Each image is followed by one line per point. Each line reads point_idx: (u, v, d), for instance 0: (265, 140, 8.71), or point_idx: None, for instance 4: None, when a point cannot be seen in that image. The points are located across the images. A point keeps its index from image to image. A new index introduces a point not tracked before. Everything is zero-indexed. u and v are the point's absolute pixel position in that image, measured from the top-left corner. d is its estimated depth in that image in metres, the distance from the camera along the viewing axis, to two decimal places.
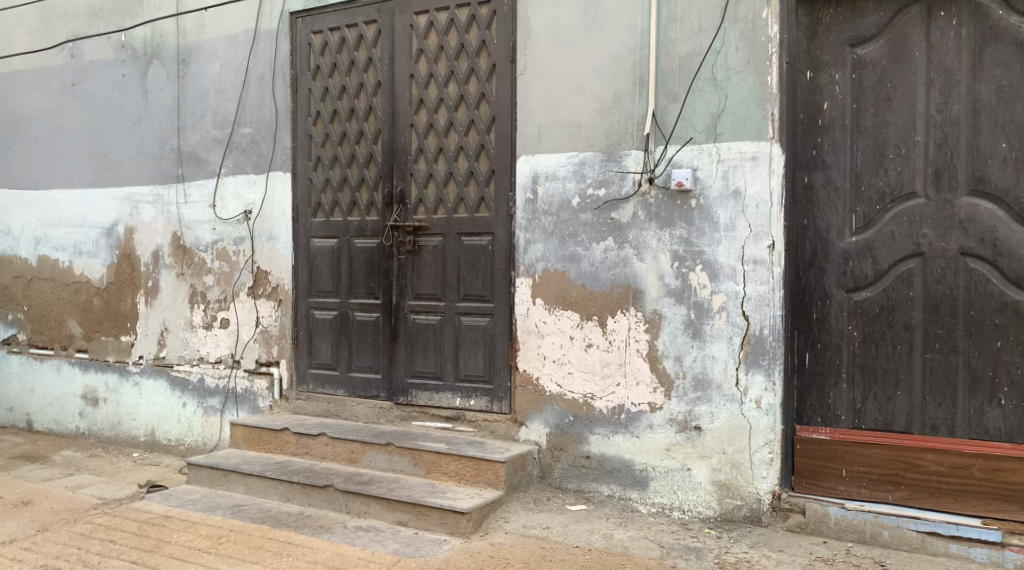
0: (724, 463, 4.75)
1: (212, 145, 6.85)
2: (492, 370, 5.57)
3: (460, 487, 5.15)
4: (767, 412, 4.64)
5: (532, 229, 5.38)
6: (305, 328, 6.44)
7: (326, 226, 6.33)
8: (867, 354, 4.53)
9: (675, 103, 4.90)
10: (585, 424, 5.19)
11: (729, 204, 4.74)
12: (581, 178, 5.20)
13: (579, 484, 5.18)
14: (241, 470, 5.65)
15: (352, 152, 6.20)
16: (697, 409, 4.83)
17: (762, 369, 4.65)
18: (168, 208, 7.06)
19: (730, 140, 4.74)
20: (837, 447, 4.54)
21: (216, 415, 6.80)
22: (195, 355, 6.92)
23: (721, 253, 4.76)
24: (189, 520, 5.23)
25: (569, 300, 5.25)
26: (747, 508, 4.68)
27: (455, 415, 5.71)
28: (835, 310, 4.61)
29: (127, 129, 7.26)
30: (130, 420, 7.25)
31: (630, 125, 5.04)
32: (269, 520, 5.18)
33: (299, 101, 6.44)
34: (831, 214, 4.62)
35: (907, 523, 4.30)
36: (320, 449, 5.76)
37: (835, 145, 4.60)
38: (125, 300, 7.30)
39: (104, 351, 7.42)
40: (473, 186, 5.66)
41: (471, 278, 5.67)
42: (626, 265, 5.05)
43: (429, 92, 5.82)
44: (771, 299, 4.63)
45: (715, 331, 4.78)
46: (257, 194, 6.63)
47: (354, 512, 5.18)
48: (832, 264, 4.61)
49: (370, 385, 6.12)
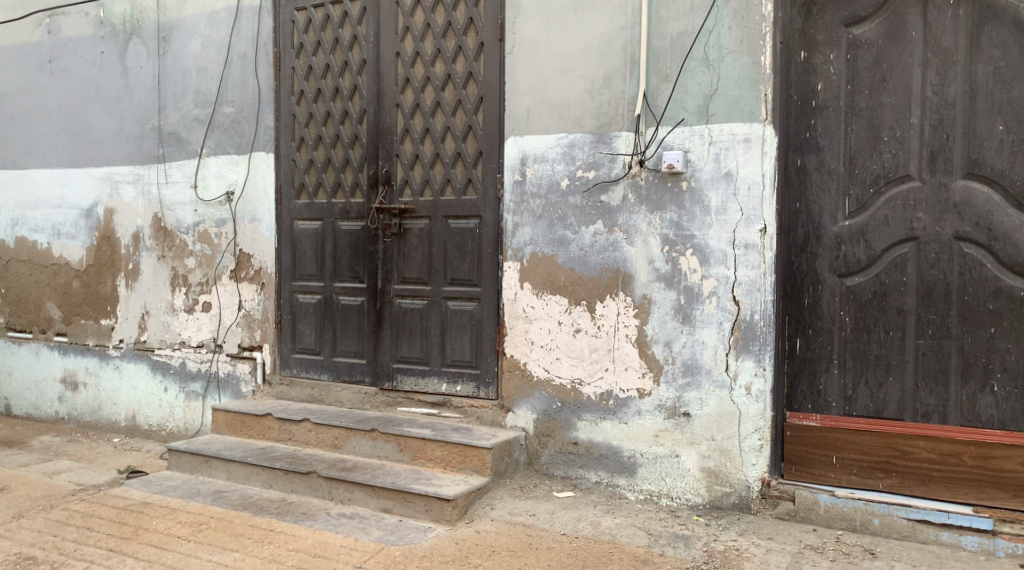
0: (712, 450, 4.69)
1: (193, 124, 6.70)
2: (479, 355, 5.49)
3: (446, 474, 5.07)
4: (757, 399, 4.58)
5: (520, 211, 5.29)
6: (289, 312, 6.33)
7: (310, 208, 6.21)
8: (859, 340, 4.46)
9: (666, 83, 4.81)
10: (573, 410, 5.11)
11: (720, 186, 4.65)
12: (570, 160, 5.10)
13: (566, 470, 5.11)
14: (222, 456, 5.55)
15: (336, 132, 6.08)
16: (686, 395, 4.76)
17: (753, 355, 4.59)
18: (149, 188, 6.92)
19: (722, 122, 4.65)
20: (828, 434, 4.49)
21: (198, 400, 6.69)
22: (176, 339, 6.80)
23: (712, 237, 4.68)
24: (168, 507, 5.13)
25: (557, 284, 5.16)
26: (736, 495, 4.62)
27: (441, 401, 5.63)
28: (827, 295, 4.53)
29: (107, 107, 7.10)
30: (110, 405, 7.13)
31: (620, 106, 4.94)
32: (250, 507, 5.08)
33: (283, 80, 6.30)
34: (824, 198, 4.54)
35: (898, 511, 4.26)
36: (304, 435, 5.66)
37: (829, 127, 4.52)
38: (104, 282, 7.17)
39: (84, 334, 7.29)
40: (460, 168, 5.56)
41: (458, 261, 5.57)
42: (616, 249, 4.96)
43: (415, 71, 5.70)
44: (762, 283, 4.55)
45: (705, 316, 4.70)
46: (239, 174, 6.50)
47: (337, 498, 5.10)
48: (825, 248, 4.54)
49: (354, 369, 6.02)
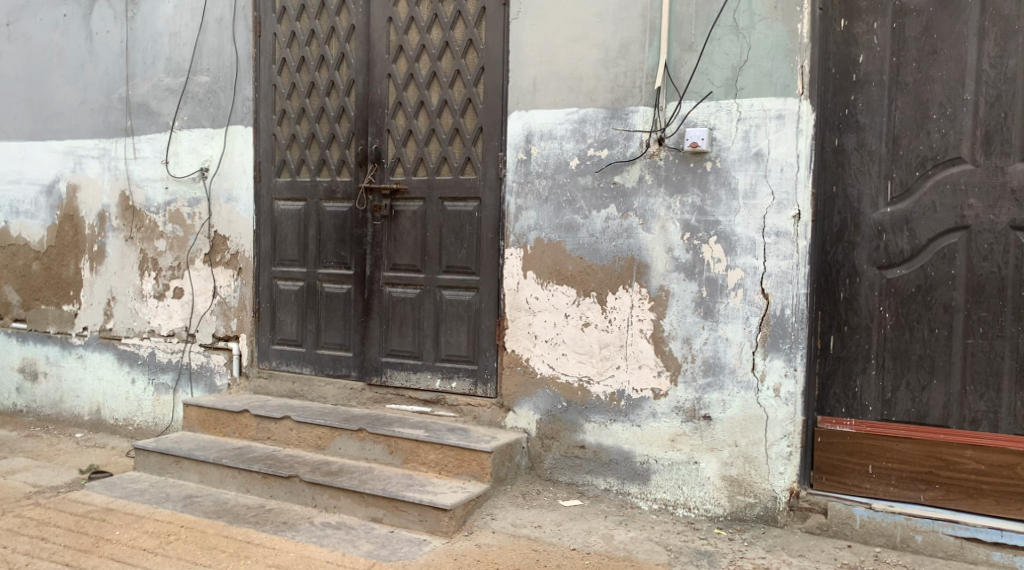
0: (735, 457, 4.28)
1: (164, 94, 6.17)
2: (477, 349, 5.05)
3: (441, 479, 4.63)
4: (786, 402, 4.18)
5: (524, 193, 4.83)
6: (268, 300, 5.84)
7: (292, 187, 5.72)
8: (900, 339, 4.07)
9: (690, 53, 4.37)
10: (581, 411, 4.69)
11: (749, 167, 4.23)
12: (581, 138, 4.66)
13: (572, 476, 4.69)
14: (195, 456, 5.07)
15: (322, 105, 5.58)
16: (706, 396, 4.35)
17: (783, 353, 4.18)
18: (116, 163, 6.38)
19: (752, 96, 4.23)
20: (862, 441, 4.10)
21: (168, 394, 6.19)
22: (145, 327, 6.29)
23: (739, 223, 4.26)
24: (133, 514, 4.64)
25: (565, 273, 4.72)
26: (761, 507, 4.22)
27: (434, 398, 5.18)
28: (865, 289, 4.13)
29: (70, 76, 6.55)
30: (72, 397, 6.62)
31: (638, 78, 4.50)
32: (225, 515, 4.61)
33: (263, 47, 5.78)
34: (864, 182, 4.13)
35: (944, 527, 3.87)
36: (284, 434, 5.20)
37: (870, 103, 4.11)
38: (67, 265, 6.64)
39: (44, 321, 6.77)
40: (458, 145, 5.09)
41: (455, 247, 5.11)
42: (630, 236, 4.53)
43: (409, 38, 5.22)
44: (794, 275, 4.14)
45: (730, 311, 4.29)
46: (214, 149, 5.99)
47: (322, 506, 4.64)
48: (863, 237, 4.13)
49: (339, 363, 5.56)
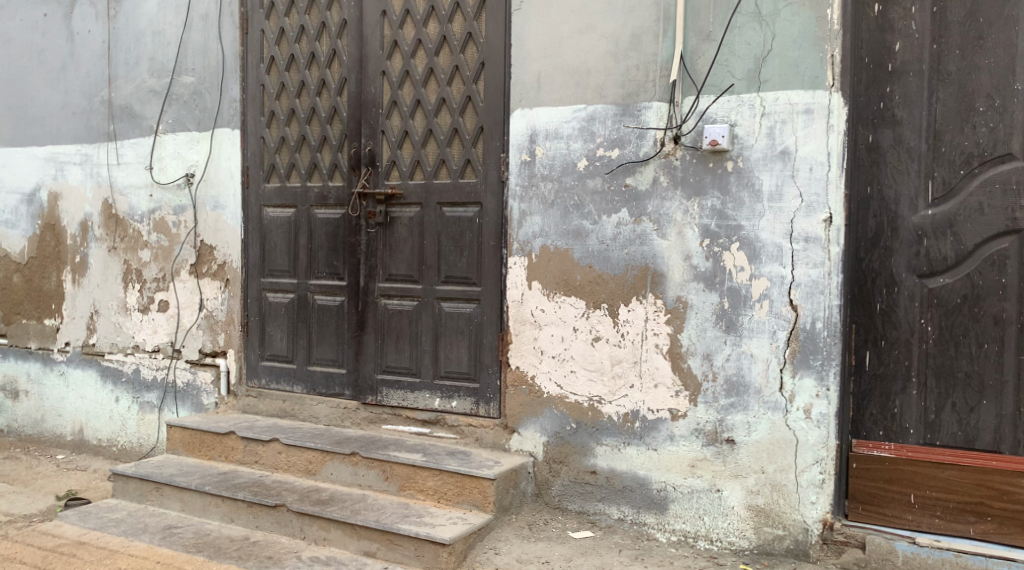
0: (762, 484, 3.90)
1: (147, 97, 5.83)
2: (478, 366, 4.68)
3: (441, 509, 4.27)
4: (818, 424, 3.80)
5: (528, 198, 4.47)
6: (257, 313, 5.48)
7: (281, 194, 5.36)
8: (944, 354, 3.68)
9: (709, 43, 4.00)
10: (591, 433, 4.31)
11: (775, 167, 3.86)
12: (590, 137, 4.29)
13: (583, 505, 4.32)
14: (176, 483, 4.71)
15: (313, 106, 5.23)
16: (729, 418, 3.97)
17: (814, 371, 3.80)
18: (98, 170, 6.04)
19: (777, 88, 3.86)
20: (904, 468, 3.71)
21: (153, 413, 5.83)
22: (128, 343, 5.93)
23: (765, 229, 3.88)
24: (106, 549, 4.30)
25: (572, 284, 4.35)
26: (791, 539, 3.84)
27: (433, 419, 4.82)
28: (904, 300, 3.75)
29: (50, 78, 6.22)
30: (54, 416, 6.27)
31: (651, 72, 4.13)
32: (205, 549, 4.25)
33: (250, 45, 5.44)
34: (902, 181, 3.75)
35: (999, 566, 3.50)
36: (272, 458, 4.83)
37: (908, 95, 3.73)
38: (48, 277, 6.30)
39: (26, 336, 6.44)
40: (457, 147, 4.73)
41: (454, 256, 4.74)
42: (644, 243, 4.16)
43: (404, 33, 4.87)
44: (826, 284, 3.77)
45: (755, 324, 3.91)
46: (200, 153, 5.65)
47: (311, 538, 4.27)
48: (902, 242, 3.75)
49: (332, 381, 5.19)
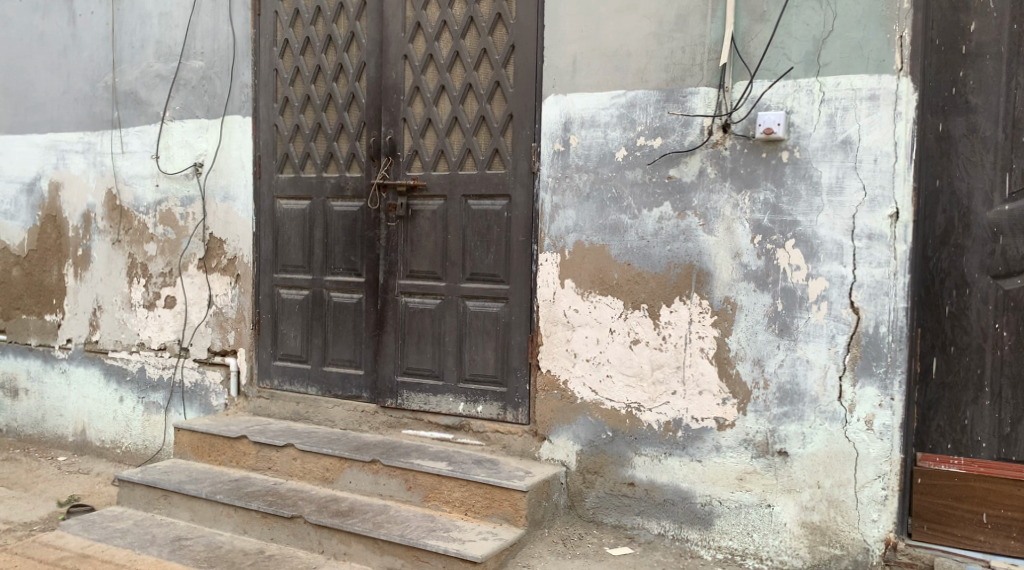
0: (817, 500, 3.62)
1: (154, 82, 5.53)
2: (506, 370, 4.39)
3: (468, 522, 3.99)
4: (881, 437, 3.51)
5: (562, 190, 4.18)
6: (269, 311, 5.19)
7: (296, 184, 5.07)
8: (1021, 362, 3.40)
9: (762, 24, 3.70)
10: (629, 443, 4.03)
11: (835, 158, 3.57)
12: (630, 125, 4.00)
13: (620, 519, 4.04)
14: (185, 490, 4.44)
15: (329, 91, 4.93)
16: (782, 428, 3.69)
17: (877, 379, 3.51)
18: (101, 159, 5.75)
19: (838, 72, 3.56)
20: (976, 485, 3.45)
21: (159, 414, 5.55)
22: (133, 341, 5.65)
23: (823, 224, 3.59)
24: (112, 563, 4.02)
25: (609, 283, 4.07)
26: (849, 560, 3.56)
27: (457, 424, 4.54)
28: (977, 303, 3.46)
29: (51, 62, 5.92)
30: (55, 416, 5.99)
31: (698, 55, 3.83)
32: (218, 563, 3.98)
33: (263, 27, 5.14)
34: (976, 174, 3.45)
35: None
36: (287, 465, 4.55)
37: (983, 80, 3.44)
38: (49, 271, 6.02)
39: (25, 333, 6.16)
40: (484, 136, 4.44)
41: (480, 252, 4.45)
42: (689, 239, 3.87)
43: (428, 14, 4.57)
44: (891, 285, 3.48)
45: (812, 328, 3.62)
46: (209, 141, 5.35)
47: (330, 552, 4.00)
48: (975, 240, 3.46)
49: (348, 383, 4.91)
